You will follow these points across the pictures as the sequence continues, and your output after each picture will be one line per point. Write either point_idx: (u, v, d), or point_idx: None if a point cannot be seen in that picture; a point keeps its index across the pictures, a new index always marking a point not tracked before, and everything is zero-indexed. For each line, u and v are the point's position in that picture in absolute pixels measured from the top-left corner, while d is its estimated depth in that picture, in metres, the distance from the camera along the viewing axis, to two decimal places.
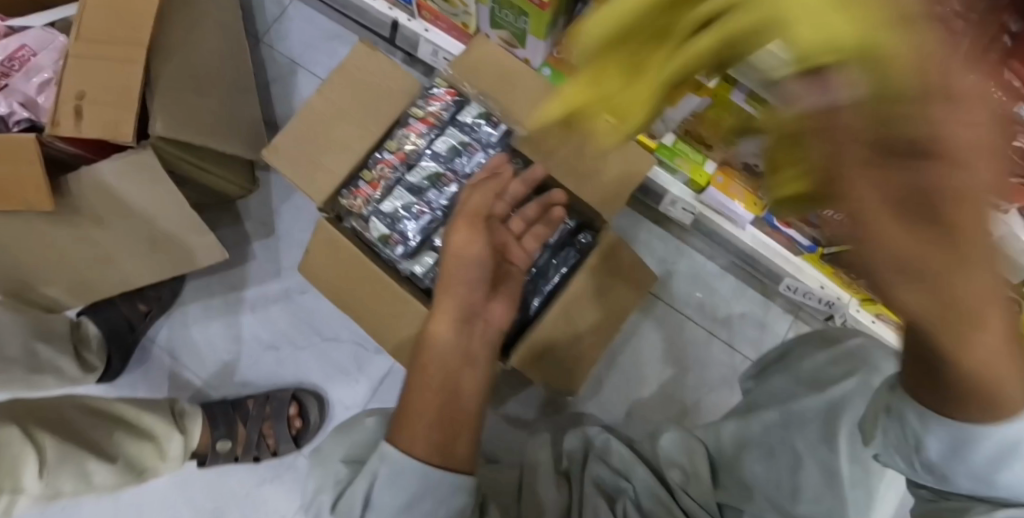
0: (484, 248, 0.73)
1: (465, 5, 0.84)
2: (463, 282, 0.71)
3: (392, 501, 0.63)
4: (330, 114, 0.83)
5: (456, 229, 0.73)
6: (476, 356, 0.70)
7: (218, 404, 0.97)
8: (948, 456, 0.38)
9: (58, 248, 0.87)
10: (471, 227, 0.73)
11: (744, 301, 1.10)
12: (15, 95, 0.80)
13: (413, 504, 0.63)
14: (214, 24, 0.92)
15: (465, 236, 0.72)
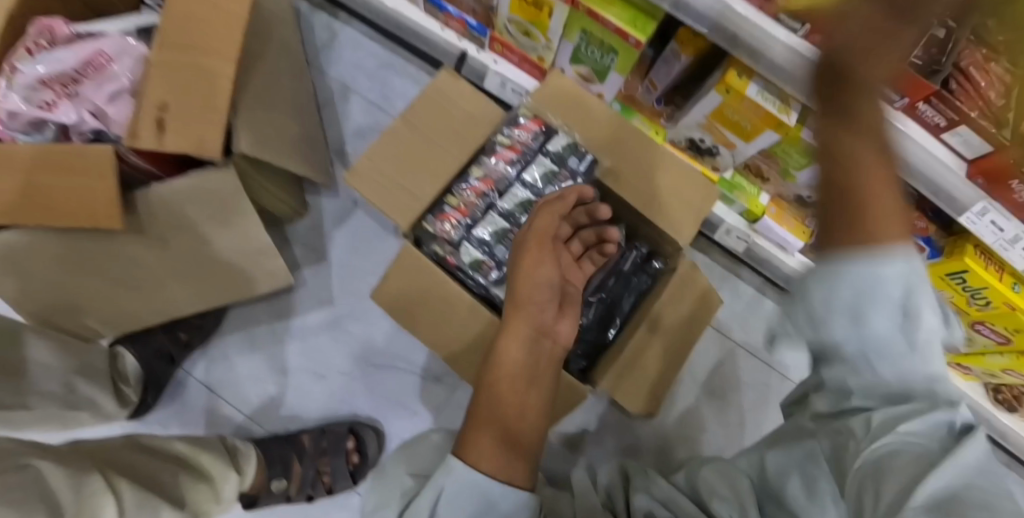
0: (552, 275, 0.73)
1: (548, 41, 0.88)
2: (535, 301, 0.70)
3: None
4: (414, 138, 0.84)
5: (525, 255, 0.73)
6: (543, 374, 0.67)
7: (274, 442, 0.95)
8: (845, 306, 0.30)
9: (113, 271, 0.84)
10: (540, 254, 0.73)
11: None
12: (87, 103, 0.79)
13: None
14: (279, 46, 0.93)
15: (535, 262, 0.72)
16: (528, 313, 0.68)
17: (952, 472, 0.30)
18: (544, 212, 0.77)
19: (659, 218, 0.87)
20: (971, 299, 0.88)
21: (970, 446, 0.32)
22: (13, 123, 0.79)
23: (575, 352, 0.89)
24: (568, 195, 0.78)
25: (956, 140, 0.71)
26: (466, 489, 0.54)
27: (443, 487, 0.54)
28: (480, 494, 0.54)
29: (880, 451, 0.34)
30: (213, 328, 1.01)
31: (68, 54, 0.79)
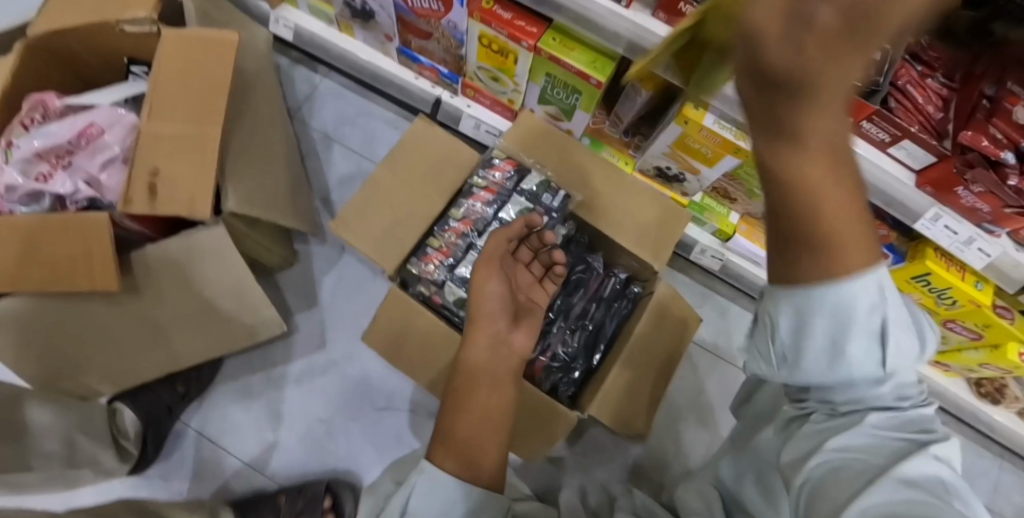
0: (501, 288, 0.80)
1: (516, 85, 0.94)
2: (487, 313, 0.77)
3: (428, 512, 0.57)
4: (395, 184, 0.88)
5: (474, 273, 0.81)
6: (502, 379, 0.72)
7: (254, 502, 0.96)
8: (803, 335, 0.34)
9: (110, 330, 0.87)
10: (490, 269, 0.81)
11: None
12: (80, 172, 0.83)
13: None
14: (265, 108, 0.99)
15: (485, 277, 0.80)
16: (485, 327, 0.76)
17: (892, 489, 0.34)
18: (494, 234, 0.83)
19: (633, 243, 0.91)
20: (938, 299, 0.94)
21: (908, 462, 0.35)
22: (11, 195, 0.82)
23: (563, 379, 0.92)
24: (514, 223, 0.84)
25: (903, 153, 0.75)
26: (439, 491, 0.57)
27: (415, 485, 0.58)
28: (448, 491, 0.58)
29: (826, 468, 0.38)
30: (211, 377, 1.04)
31: (62, 128, 0.83)
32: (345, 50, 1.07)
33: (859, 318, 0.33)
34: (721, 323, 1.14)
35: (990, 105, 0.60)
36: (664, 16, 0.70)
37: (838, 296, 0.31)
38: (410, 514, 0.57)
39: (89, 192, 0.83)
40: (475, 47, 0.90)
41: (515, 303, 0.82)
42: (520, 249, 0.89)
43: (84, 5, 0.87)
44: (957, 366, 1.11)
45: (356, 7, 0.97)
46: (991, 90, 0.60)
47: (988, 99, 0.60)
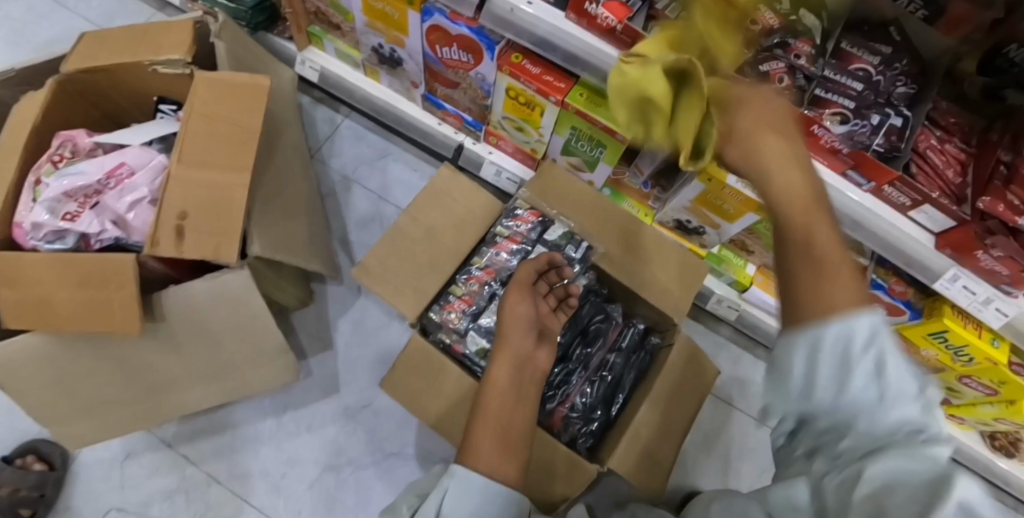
0: (530, 313, 0.78)
1: (540, 136, 0.95)
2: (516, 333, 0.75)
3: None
4: (419, 233, 0.89)
5: (505, 296, 0.80)
6: (527, 395, 0.71)
7: None
8: (818, 379, 0.34)
9: (122, 380, 0.88)
10: (521, 293, 0.79)
11: None
12: (107, 212, 0.82)
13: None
14: (288, 151, 1.01)
15: (517, 300, 0.79)
16: (512, 344, 0.73)
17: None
18: (523, 264, 0.83)
19: (653, 293, 0.92)
20: (954, 356, 0.95)
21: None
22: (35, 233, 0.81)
23: (582, 431, 0.91)
24: (540, 255, 0.85)
25: (923, 217, 0.76)
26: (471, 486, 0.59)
27: (446, 489, 0.59)
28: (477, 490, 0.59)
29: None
30: (55, 495, 0.98)
31: (92, 168, 0.84)
32: (371, 94, 1.09)
33: (857, 352, 0.33)
34: (735, 375, 1.15)
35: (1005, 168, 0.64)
36: None
37: (839, 336, 0.33)
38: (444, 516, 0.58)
39: (116, 232, 0.83)
40: (502, 98, 0.91)
41: (540, 326, 0.79)
42: (539, 281, 0.85)
43: (120, 46, 0.88)
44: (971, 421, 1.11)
45: (384, 54, 0.99)
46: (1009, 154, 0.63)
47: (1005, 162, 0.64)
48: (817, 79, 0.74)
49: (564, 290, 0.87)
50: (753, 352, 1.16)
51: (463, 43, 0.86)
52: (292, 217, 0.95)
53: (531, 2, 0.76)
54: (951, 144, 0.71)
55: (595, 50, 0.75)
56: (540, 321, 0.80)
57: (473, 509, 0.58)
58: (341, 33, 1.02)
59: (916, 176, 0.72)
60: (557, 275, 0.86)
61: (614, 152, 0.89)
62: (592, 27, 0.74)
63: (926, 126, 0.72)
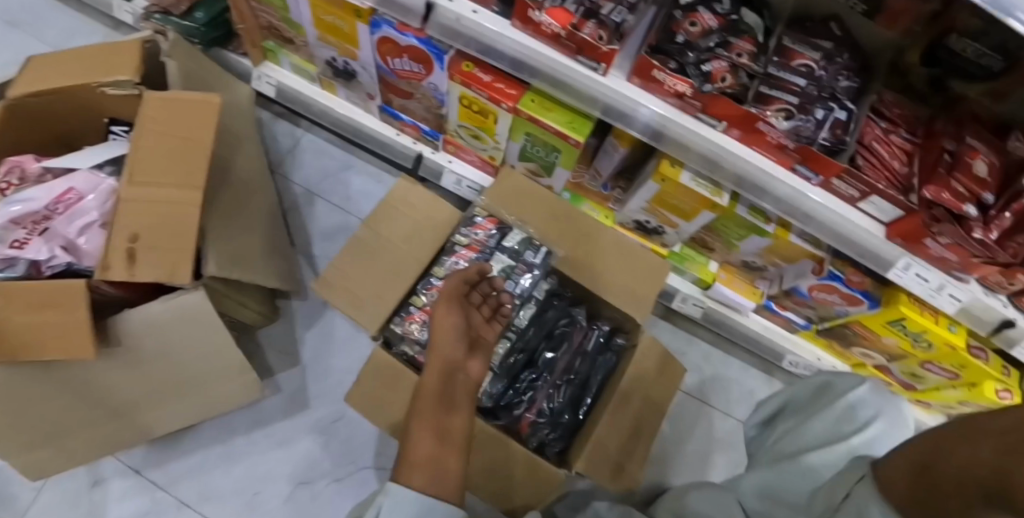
0: (459, 324, 0.78)
1: (496, 142, 0.94)
2: (446, 342, 0.77)
3: None
4: (379, 245, 0.89)
5: (433, 310, 0.80)
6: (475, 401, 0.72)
7: None
8: None
9: (79, 408, 0.86)
10: (448, 306, 0.79)
11: (752, 380, 1.16)
12: (57, 238, 0.81)
13: None
14: (245, 167, 1.00)
15: (444, 312, 0.79)
16: (441, 352, 0.76)
17: None
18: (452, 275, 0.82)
19: (616, 295, 0.92)
20: (915, 343, 0.93)
21: None
22: None
23: (550, 436, 0.91)
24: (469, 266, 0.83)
25: (872, 208, 0.77)
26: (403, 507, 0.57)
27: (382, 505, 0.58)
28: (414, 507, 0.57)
29: None
30: None
31: (40, 193, 0.82)
32: (328, 107, 1.08)
33: None
34: (706, 369, 1.15)
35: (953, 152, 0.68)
36: (637, 81, 0.75)
37: None
38: None
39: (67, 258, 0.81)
40: (456, 107, 0.90)
41: (470, 336, 0.80)
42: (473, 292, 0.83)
43: (65, 68, 0.87)
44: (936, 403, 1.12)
45: (338, 67, 0.98)
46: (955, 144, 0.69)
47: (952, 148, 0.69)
48: (760, 76, 0.75)
49: (498, 300, 0.84)
50: (723, 347, 1.17)
51: (412, 54, 0.84)
52: (249, 234, 0.94)
53: (476, 11, 0.75)
54: (898, 135, 0.74)
55: (543, 57, 0.75)
56: (472, 330, 0.80)
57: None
58: (295, 47, 1.01)
59: (864, 167, 0.74)
60: (490, 285, 0.84)
61: (567, 156, 0.89)
62: (537, 34, 0.74)
63: (869, 118, 0.75)
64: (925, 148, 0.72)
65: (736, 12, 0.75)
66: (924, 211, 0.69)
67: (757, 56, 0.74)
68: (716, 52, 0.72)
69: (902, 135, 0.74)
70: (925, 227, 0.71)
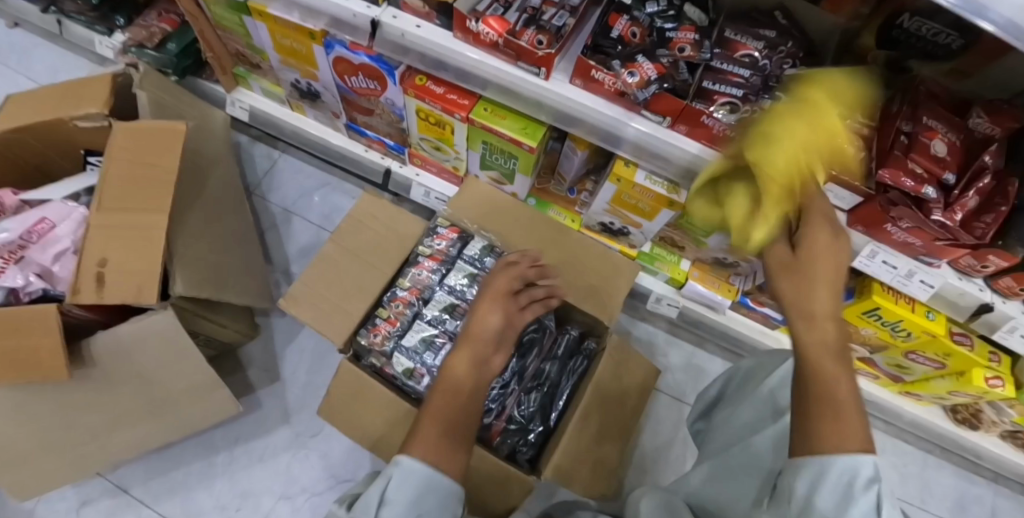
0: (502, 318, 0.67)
1: (457, 153, 0.96)
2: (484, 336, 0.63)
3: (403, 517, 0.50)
4: (344, 257, 0.90)
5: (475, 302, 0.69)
6: None
7: None
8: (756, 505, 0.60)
9: (57, 428, 0.88)
10: (493, 299, 0.69)
11: None
12: (31, 266, 0.84)
13: None
14: (215, 189, 1.02)
15: (486, 308, 0.68)
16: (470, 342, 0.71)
17: None
18: (503, 271, 0.74)
19: (591, 299, 0.92)
20: (893, 332, 0.95)
21: None
22: None
23: (520, 442, 0.90)
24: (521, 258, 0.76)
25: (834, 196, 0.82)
26: (413, 486, 0.51)
27: (391, 477, 0.52)
28: (425, 487, 0.52)
29: None
30: None
31: (14, 225, 0.86)
32: (299, 127, 1.11)
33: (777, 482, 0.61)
34: (689, 369, 1.14)
35: (907, 134, 0.75)
36: (579, 81, 0.76)
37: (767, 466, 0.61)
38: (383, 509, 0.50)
39: (42, 284, 0.84)
40: (414, 120, 0.91)
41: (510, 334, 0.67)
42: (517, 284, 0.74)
43: (41, 104, 0.90)
44: (928, 396, 1.08)
45: (303, 88, 1.01)
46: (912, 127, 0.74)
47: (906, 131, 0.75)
48: (702, 68, 0.75)
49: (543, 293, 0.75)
50: (703, 346, 1.16)
51: (366, 72, 0.86)
52: (219, 255, 0.96)
53: (420, 25, 0.76)
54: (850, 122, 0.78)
55: (484, 66, 0.75)
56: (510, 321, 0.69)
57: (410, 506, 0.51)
58: (263, 72, 1.04)
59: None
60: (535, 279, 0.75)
61: (523, 162, 0.89)
62: (477, 44, 0.74)
63: None
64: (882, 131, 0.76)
65: (671, 5, 0.76)
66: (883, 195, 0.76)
67: (699, 43, 0.73)
68: (639, 57, 0.73)
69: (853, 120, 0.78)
70: (886, 209, 0.77)
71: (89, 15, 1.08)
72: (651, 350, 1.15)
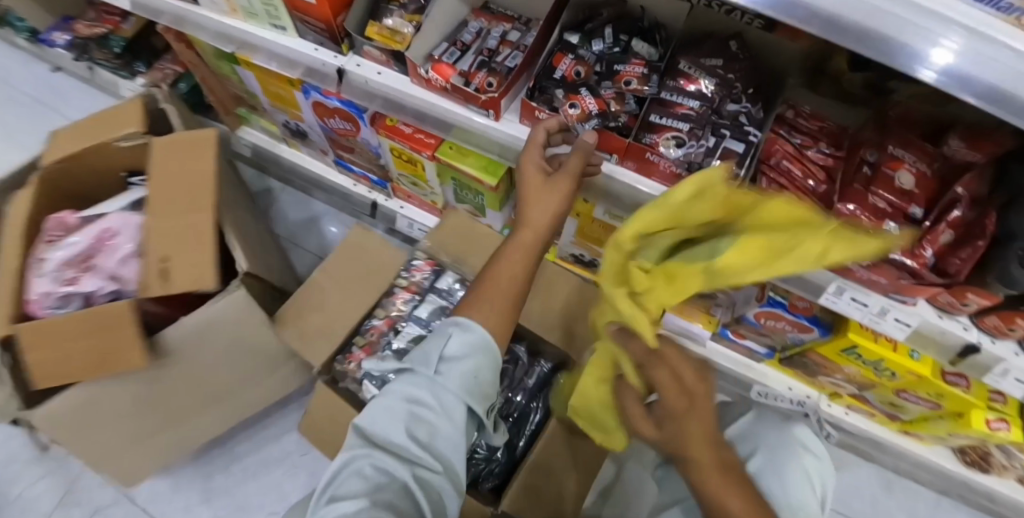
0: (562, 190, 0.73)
1: (433, 189, 1.04)
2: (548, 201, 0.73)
3: (459, 359, 0.67)
4: (331, 285, 1.03)
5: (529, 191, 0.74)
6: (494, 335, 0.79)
7: None
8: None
9: (126, 411, 1.00)
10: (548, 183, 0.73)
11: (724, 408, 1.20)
12: (103, 272, 1.03)
13: (478, 374, 0.67)
14: (253, 217, 1.19)
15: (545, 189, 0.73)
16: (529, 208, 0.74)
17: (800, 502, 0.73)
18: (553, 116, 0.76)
19: (560, 325, 0.99)
20: (876, 371, 0.90)
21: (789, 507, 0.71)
22: (44, 302, 0.99)
23: (485, 470, 0.96)
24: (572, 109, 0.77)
25: None
26: (466, 330, 0.69)
27: (450, 334, 0.69)
28: (478, 337, 0.68)
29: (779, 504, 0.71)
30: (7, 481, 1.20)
31: (82, 237, 1.04)
32: (293, 161, 1.22)
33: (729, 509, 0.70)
34: None
35: (870, 165, 0.76)
36: (523, 118, 0.79)
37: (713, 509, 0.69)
38: (445, 355, 0.68)
39: (114, 286, 1.03)
40: (391, 157, 1.00)
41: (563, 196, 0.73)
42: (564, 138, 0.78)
43: (80, 135, 1.05)
44: (927, 436, 1.02)
45: (292, 128, 1.11)
46: (874, 156, 0.76)
47: (869, 161, 0.76)
48: (649, 101, 0.78)
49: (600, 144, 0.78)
50: None
51: (340, 115, 0.96)
52: (263, 254, 1.12)
53: (381, 73, 0.85)
54: (815, 151, 0.80)
55: (444, 109, 0.82)
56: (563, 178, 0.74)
57: (467, 349, 0.68)
58: (258, 113, 1.14)
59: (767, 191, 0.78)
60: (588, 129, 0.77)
61: (491, 198, 0.97)
62: (431, 88, 0.82)
63: (779, 136, 0.79)
64: (846, 160, 0.78)
65: (619, 39, 0.79)
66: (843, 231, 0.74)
67: (647, 77, 0.78)
68: (579, 94, 0.77)
69: (822, 150, 0.80)
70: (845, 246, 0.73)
71: (114, 63, 1.21)
72: None
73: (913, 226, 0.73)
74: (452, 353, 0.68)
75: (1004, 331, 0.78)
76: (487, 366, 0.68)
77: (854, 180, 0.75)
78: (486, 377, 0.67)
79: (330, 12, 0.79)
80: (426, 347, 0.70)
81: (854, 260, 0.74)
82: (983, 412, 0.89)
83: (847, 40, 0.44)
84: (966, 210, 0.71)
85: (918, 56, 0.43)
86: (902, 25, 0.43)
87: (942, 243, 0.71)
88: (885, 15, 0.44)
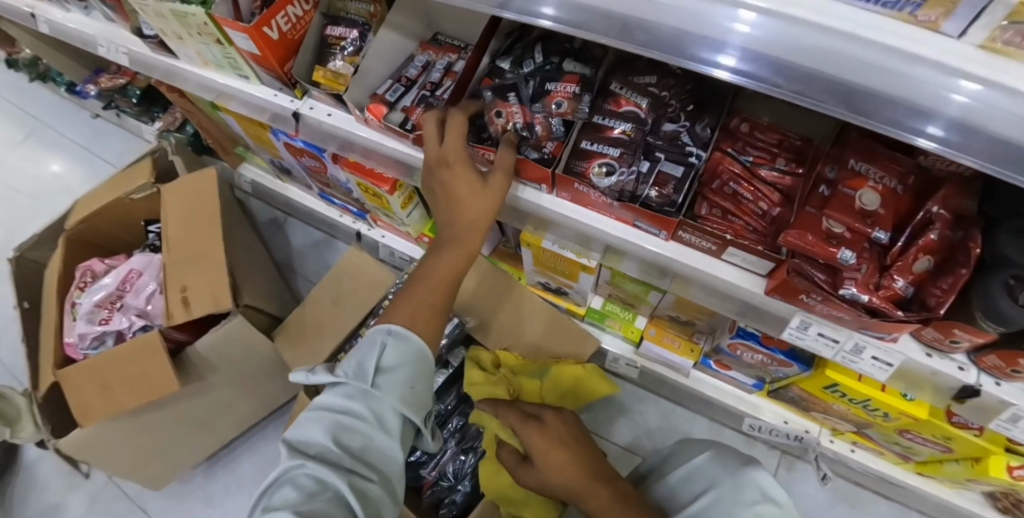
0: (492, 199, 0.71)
1: (402, 219, 1.06)
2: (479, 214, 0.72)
3: (398, 368, 0.64)
4: (320, 306, 1.08)
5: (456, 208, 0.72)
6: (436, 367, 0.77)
7: None
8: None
9: (147, 430, 1.05)
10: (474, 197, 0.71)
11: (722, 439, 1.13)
12: (131, 309, 1.10)
13: (414, 382, 0.64)
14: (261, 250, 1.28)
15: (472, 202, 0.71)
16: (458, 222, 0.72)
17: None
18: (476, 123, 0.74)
19: (526, 346, 1.02)
20: (866, 411, 0.82)
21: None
22: (82, 343, 1.07)
23: (447, 499, 0.99)
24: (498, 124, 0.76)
25: (738, 259, 0.72)
26: (402, 338, 0.66)
27: (384, 343, 0.65)
28: (414, 349, 0.66)
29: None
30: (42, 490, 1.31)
31: (111, 279, 1.12)
32: (288, 195, 1.29)
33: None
34: (666, 427, 1.15)
35: (829, 185, 0.64)
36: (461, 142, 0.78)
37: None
38: (382, 364, 0.63)
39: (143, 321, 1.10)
40: (359, 192, 1.03)
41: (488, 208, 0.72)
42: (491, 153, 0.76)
43: (98, 195, 1.14)
44: (945, 479, 0.91)
45: (278, 165, 1.18)
46: (834, 172, 0.64)
47: (828, 180, 0.64)
48: (581, 124, 0.74)
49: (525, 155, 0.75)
50: (686, 405, 1.16)
51: (306, 154, 1.01)
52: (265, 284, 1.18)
53: (332, 113, 0.88)
54: (769, 169, 0.70)
55: (388, 147, 0.84)
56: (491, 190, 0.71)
57: (405, 359, 0.65)
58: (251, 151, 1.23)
59: (706, 219, 0.71)
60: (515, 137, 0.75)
61: None
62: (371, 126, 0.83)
63: (728, 155, 0.70)
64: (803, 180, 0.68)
65: (551, 60, 0.78)
66: (791, 261, 0.64)
67: (579, 97, 0.74)
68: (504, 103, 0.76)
69: (778, 167, 0.70)
70: (793, 277, 0.64)
71: (134, 110, 1.37)
72: (624, 406, 1.18)
73: (880, 255, 0.61)
74: (384, 361, 0.64)
75: (1009, 373, 0.64)
76: (419, 378, 0.65)
77: (807, 202, 0.64)
78: (422, 387, 0.65)
79: (276, 60, 0.83)
80: (359, 359, 0.64)
81: (807, 294, 0.65)
82: (1003, 458, 0.76)
83: (821, 78, 0.39)
84: (939, 238, 0.58)
85: (926, 116, 0.38)
86: (913, 83, 0.37)
87: (915, 273, 0.58)
88: (877, 72, 0.38)
